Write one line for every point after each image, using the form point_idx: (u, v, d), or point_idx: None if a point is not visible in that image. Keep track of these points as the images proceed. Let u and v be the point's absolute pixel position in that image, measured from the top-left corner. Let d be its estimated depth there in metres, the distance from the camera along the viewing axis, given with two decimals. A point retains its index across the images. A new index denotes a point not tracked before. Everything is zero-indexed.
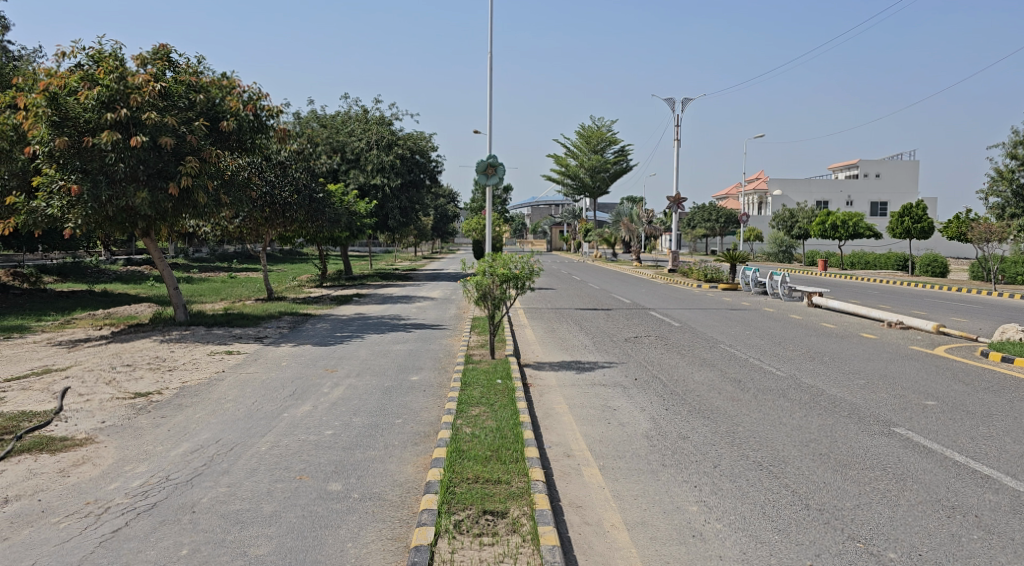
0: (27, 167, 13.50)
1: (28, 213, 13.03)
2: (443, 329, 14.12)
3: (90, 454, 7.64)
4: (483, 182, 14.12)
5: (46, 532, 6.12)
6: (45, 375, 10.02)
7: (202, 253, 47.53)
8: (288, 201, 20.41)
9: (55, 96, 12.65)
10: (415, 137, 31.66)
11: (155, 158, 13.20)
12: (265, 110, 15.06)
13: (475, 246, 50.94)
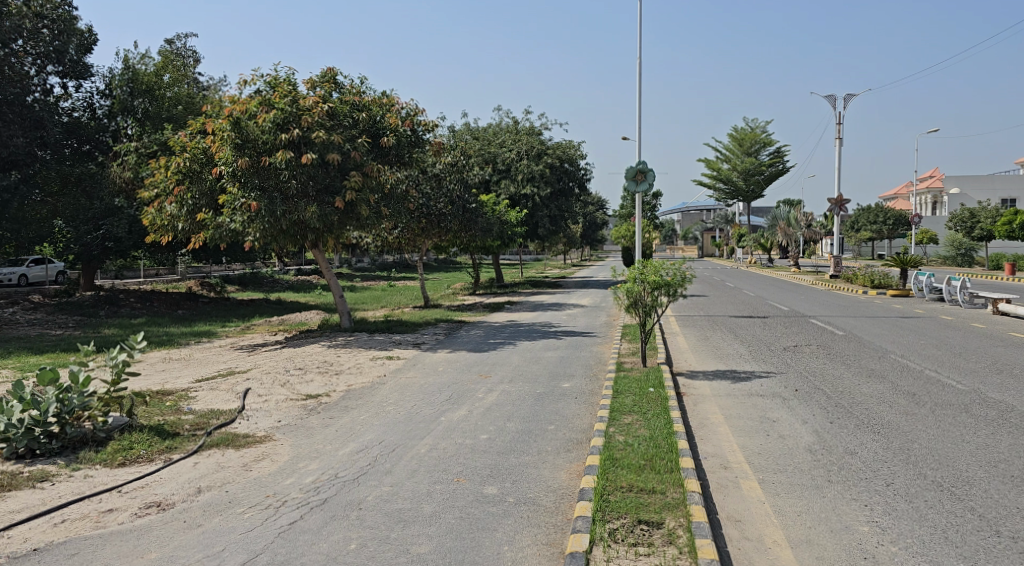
0: (214, 187, 14.55)
1: (215, 228, 14.18)
2: (594, 336, 14.14)
3: (268, 450, 8.24)
4: (632, 188, 14.01)
5: (234, 521, 6.65)
6: (230, 377, 10.93)
7: (363, 261, 50.57)
8: (443, 212, 21.23)
9: (237, 120, 13.76)
10: (564, 146, 31.99)
11: (323, 174, 14.12)
12: (421, 125, 15.78)
13: (623, 255, 50.67)
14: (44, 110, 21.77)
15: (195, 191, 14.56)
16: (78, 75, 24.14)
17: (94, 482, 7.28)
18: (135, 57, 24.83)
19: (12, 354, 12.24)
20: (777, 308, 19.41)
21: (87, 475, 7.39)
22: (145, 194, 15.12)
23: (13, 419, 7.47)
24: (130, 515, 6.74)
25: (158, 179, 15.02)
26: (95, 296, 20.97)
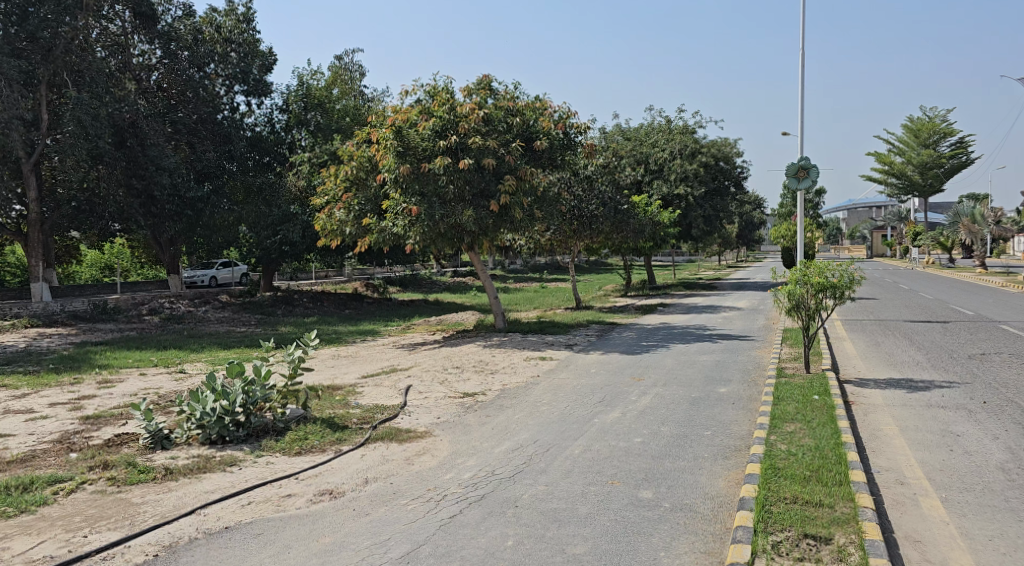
0: (378, 193, 15.48)
1: (379, 232, 14.93)
2: (752, 340, 13.64)
3: (429, 445, 8.58)
4: (794, 185, 13.42)
5: (398, 512, 6.97)
6: (393, 374, 11.48)
7: (517, 262, 51.79)
8: (595, 214, 21.22)
9: (399, 129, 14.49)
10: (719, 144, 31.11)
11: (478, 178, 14.51)
12: (573, 127, 15.84)
13: (783, 255, 48.87)
14: (231, 126, 24.58)
15: (362, 197, 15.57)
16: (260, 93, 26.10)
17: (276, 468, 7.87)
18: (308, 73, 26.67)
19: (205, 347, 13.52)
20: (959, 313, 17.86)
21: (269, 461, 8.00)
22: (317, 202, 16.23)
23: (207, 407, 8.21)
24: (306, 501, 7.23)
25: (329, 187, 16.10)
26: (274, 296, 22.90)
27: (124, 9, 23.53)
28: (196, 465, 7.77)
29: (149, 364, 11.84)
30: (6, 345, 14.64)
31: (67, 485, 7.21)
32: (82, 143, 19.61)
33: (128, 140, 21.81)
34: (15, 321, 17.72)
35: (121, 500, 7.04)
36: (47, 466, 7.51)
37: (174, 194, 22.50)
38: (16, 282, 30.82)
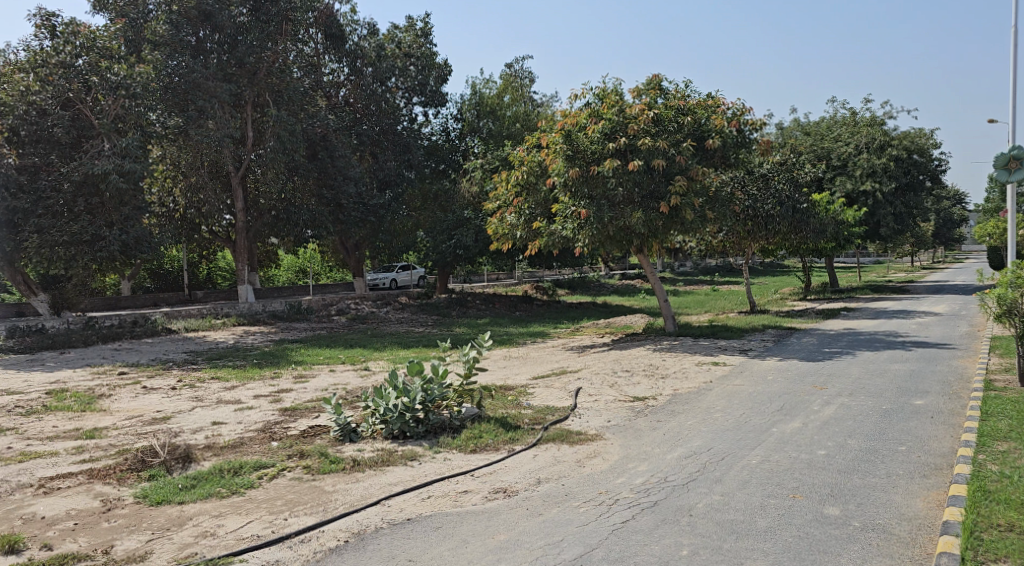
0: (548, 197, 15.61)
1: (549, 235, 15.13)
2: (952, 348, 12.47)
3: (599, 448, 8.56)
4: (1004, 178, 12.19)
5: (571, 514, 7.00)
6: (563, 376, 11.59)
7: (687, 265, 50.82)
8: (771, 213, 20.32)
9: (569, 133, 14.67)
10: (913, 135, 28.73)
11: (648, 180, 14.33)
12: (749, 124, 15.25)
13: (991, 256, 44.21)
14: (409, 136, 26.22)
15: (532, 201, 15.81)
16: (436, 104, 27.34)
17: (453, 464, 8.16)
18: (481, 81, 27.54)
19: (387, 346, 14.31)
20: None
21: (446, 457, 8.31)
22: (489, 207, 16.71)
23: (390, 403, 8.64)
24: (482, 498, 7.43)
25: (500, 193, 16.53)
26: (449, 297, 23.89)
27: (316, 31, 25.13)
28: (381, 458, 8.23)
29: (338, 361, 12.74)
30: (220, 342, 16.31)
31: (270, 470, 7.88)
32: (281, 155, 21.59)
33: (320, 152, 23.65)
34: (225, 319, 19.66)
35: (315, 487, 7.58)
36: (254, 452, 8.25)
37: (360, 200, 24.28)
38: (227, 285, 33.66)
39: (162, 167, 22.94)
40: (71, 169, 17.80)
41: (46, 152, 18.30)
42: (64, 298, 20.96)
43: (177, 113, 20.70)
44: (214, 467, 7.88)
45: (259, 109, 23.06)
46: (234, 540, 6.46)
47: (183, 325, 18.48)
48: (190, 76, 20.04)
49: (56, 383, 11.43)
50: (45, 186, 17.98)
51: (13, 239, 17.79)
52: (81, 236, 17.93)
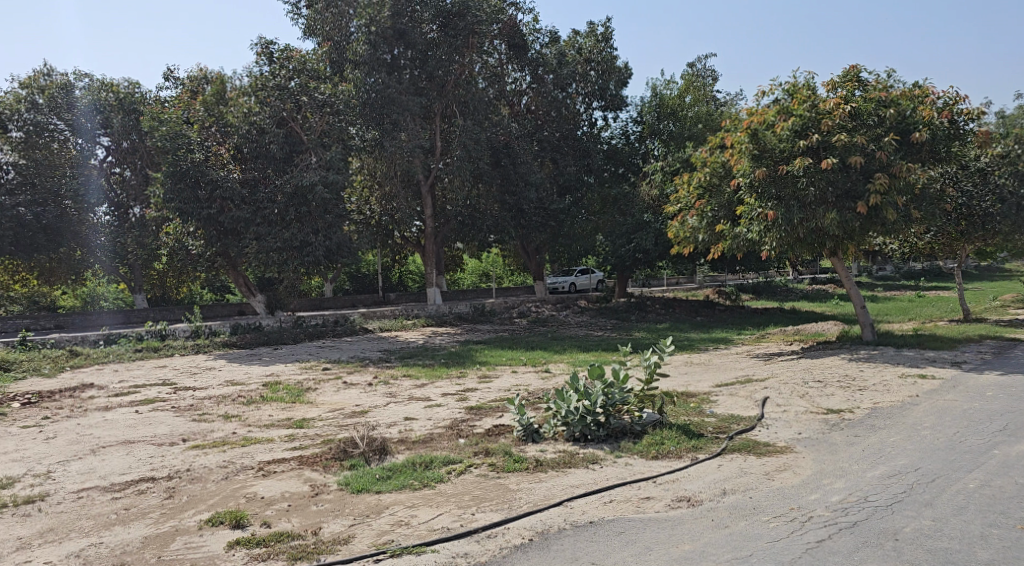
0: (732, 198, 14.99)
1: (733, 238, 14.65)
2: None
3: (790, 462, 8.13)
4: None
5: (760, 529, 6.70)
6: (748, 384, 11.14)
7: (887, 269, 47.10)
8: (990, 212, 18.35)
9: (755, 131, 14.08)
10: None
11: (844, 178, 13.43)
12: (963, 115, 13.88)
13: None
14: (590, 140, 26.68)
15: (715, 203, 15.19)
16: (616, 107, 27.15)
17: (634, 469, 8.08)
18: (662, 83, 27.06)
19: (567, 349, 14.50)
20: None
21: (628, 462, 8.24)
22: (671, 210, 16.39)
23: (571, 406, 8.72)
24: (665, 506, 7.29)
25: (682, 195, 16.20)
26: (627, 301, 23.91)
27: (501, 42, 25.31)
28: (562, 459, 8.31)
29: (520, 362, 13.06)
30: (411, 341, 17.31)
31: (458, 466, 8.20)
32: (466, 164, 22.29)
33: (503, 159, 24.64)
34: (415, 321, 20.81)
35: (500, 485, 7.80)
36: (443, 448, 8.63)
37: (539, 205, 25.49)
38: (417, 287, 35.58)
39: (361, 177, 24.51)
40: (284, 182, 19.67)
41: (262, 166, 20.29)
42: (277, 299, 23.08)
43: (374, 126, 21.60)
44: (407, 460, 8.33)
45: (447, 120, 24.08)
46: (426, 531, 6.79)
47: (378, 324, 19.84)
48: (386, 91, 21.09)
49: (271, 375, 12.67)
50: (263, 197, 19.74)
51: (238, 244, 19.98)
52: (292, 243, 19.48)
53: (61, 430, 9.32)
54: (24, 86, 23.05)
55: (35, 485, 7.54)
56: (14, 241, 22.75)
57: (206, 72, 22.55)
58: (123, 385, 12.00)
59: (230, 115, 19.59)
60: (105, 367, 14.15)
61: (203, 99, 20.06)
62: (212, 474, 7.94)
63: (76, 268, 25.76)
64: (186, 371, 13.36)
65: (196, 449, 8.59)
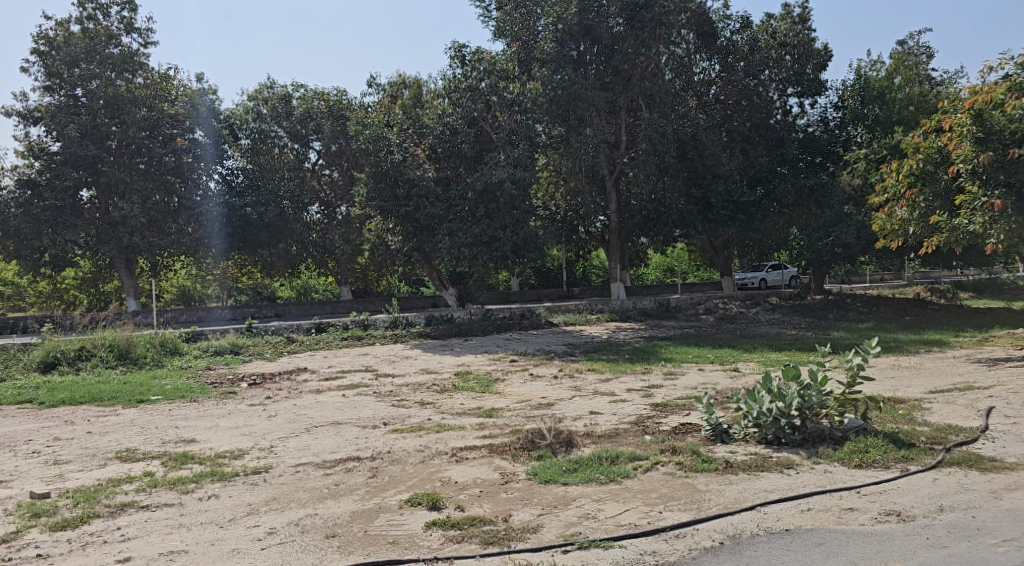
0: (950, 187, 13.65)
1: (950, 231, 13.28)
2: None
3: (1022, 481, 7.28)
4: None
5: (987, 553, 6.05)
6: (970, 392, 10.10)
7: None
8: None
9: (980, 111, 12.82)
10: None
11: None
12: None
13: None
14: (783, 129, 25.33)
15: (929, 192, 13.84)
16: (814, 92, 25.73)
17: (835, 478, 7.58)
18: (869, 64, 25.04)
19: (758, 348, 13.92)
20: None
21: (827, 469, 7.75)
22: (875, 201, 15.12)
23: (764, 407, 8.37)
24: (871, 519, 6.77)
25: (889, 185, 14.91)
26: (825, 299, 22.61)
27: (689, 32, 24.76)
28: (755, 463, 7.97)
29: (707, 360, 12.71)
30: (595, 336, 17.37)
31: (644, 462, 8.11)
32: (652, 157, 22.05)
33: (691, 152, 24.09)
34: (599, 316, 20.88)
35: (689, 484, 7.61)
36: (629, 444, 8.58)
37: (728, 199, 24.65)
38: (600, 281, 35.53)
39: (546, 174, 25.43)
40: (475, 180, 20.46)
41: (455, 165, 21.41)
42: (467, 292, 24.08)
43: (560, 124, 22.22)
44: (593, 454, 8.36)
45: (633, 113, 23.38)
46: (613, 525, 6.78)
47: (563, 319, 20.16)
48: (571, 88, 21.11)
49: (463, 365, 13.26)
50: (455, 195, 20.95)
51: (431, 240, 21.24)
52: (482, 238, 20.34)
53: (281, 409, 10.31)
54: (252, 98, 25.98)
55: (260, 458, 8.39)
56: (242, 237, 25.71)
57: (404, 78, 24.32)
58: (331, 370, 13.10)
59: (426, 117, 21.08)
60: (317, 353, 15.46)
61: (402, 104, 21.77)
62: (410, 457, 8.42)
63: (292, 261, 27.56)
64: (386, 359, 14.30)
65: (396, 433, 9.16)
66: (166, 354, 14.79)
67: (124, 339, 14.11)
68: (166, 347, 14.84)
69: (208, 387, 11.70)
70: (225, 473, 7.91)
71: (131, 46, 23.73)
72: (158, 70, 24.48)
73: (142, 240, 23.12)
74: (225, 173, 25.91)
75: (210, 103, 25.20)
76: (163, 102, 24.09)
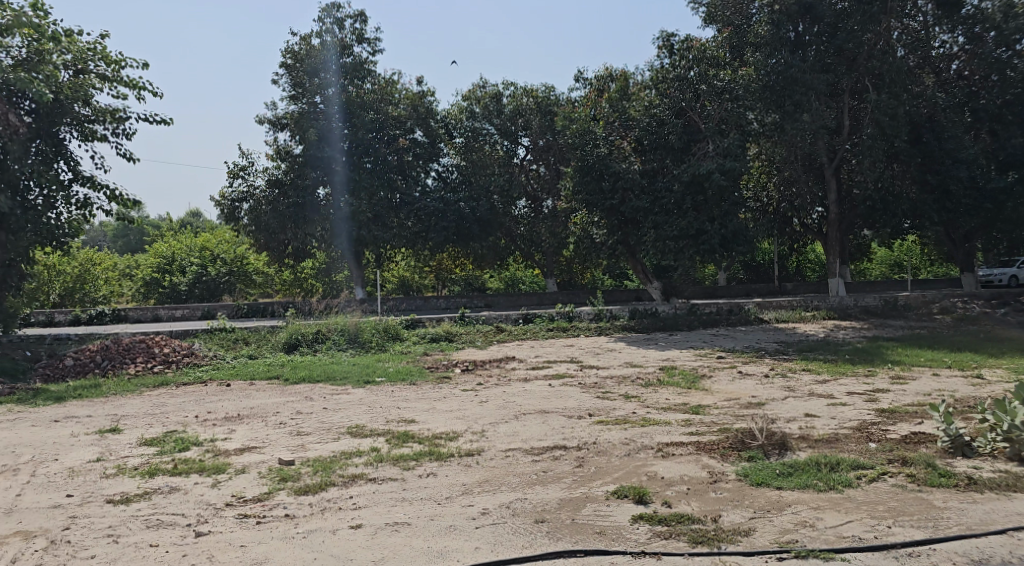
0: None
1: None
2: None
3: None
4: None
5: None
6: None
7: None
8: None
9: None
10: None
11: None
12: None
13: None
14: None
15: None
16: None
17: None
18: None
19: (1007, 353, 12.40)
20: None
21: None
22: None
23: (1017, 421, 7.53)
24: None
25: None
26: None
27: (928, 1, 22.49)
28: (1005, 481, 7.10)
29: (943, 365, 11.54)
30: (810, 334, 16.40)
31: (869, 472, 7.51)
32: (880, 143, 20.61)
33: (925, 134, 22.26)
34: (815, 314, 19.65)
35: (923, 499, 6.94)
36: (851, 451, 8.00)
37: (972, 185, 22.00)
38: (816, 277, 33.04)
39: (758, 164, 24.38)
40: (682, 171, 20.23)
41: (661, 157, 21.14)
42: (672, 286, 23.88)
43: (774, 109, 20.81)
44: (810, 459, 7.88)
45: (858, 95, 21.94)
46: (834, 536, 6.33)
47: (774, 315, 19.25)
48: (788, 72, 20.03)
49: (668, 360, 13.10)
50: (662, 187, 20.79)
51: (636, 233, 21.43)
52: (688, 231, 20.08)
53: (491, 395, 10.78)
54: (466, 98, 27.31)
55: (473, 441, 8.81)
56: (456, 230, 26.24)
57: (611, 70, 24.29)
58: (538, 360, 13.49)
59: (633, 109, 21.20)
60: (524, 343, 15.96)
61: (608, 96, 22.00)
62: (616, 449, 8.44)
63: (501, 254, 28.45)
64: (590, 351, 14.47)
65: (601, 425, 9.24)
66: (389, 339, 15.99)
67: (353, 325, 15.52)
68: (389, 333, 16.05)
69: (426, 372, 12.51)
70: (442, 454, 8.39)
71: (362, 55, 25.98)
72: (385, 75, 26.63)
73: (369, 234, 25.28)
74: (440, 170, 27.37)
75: (429, 104, 26.68)
76: (389, 105, 26.34)
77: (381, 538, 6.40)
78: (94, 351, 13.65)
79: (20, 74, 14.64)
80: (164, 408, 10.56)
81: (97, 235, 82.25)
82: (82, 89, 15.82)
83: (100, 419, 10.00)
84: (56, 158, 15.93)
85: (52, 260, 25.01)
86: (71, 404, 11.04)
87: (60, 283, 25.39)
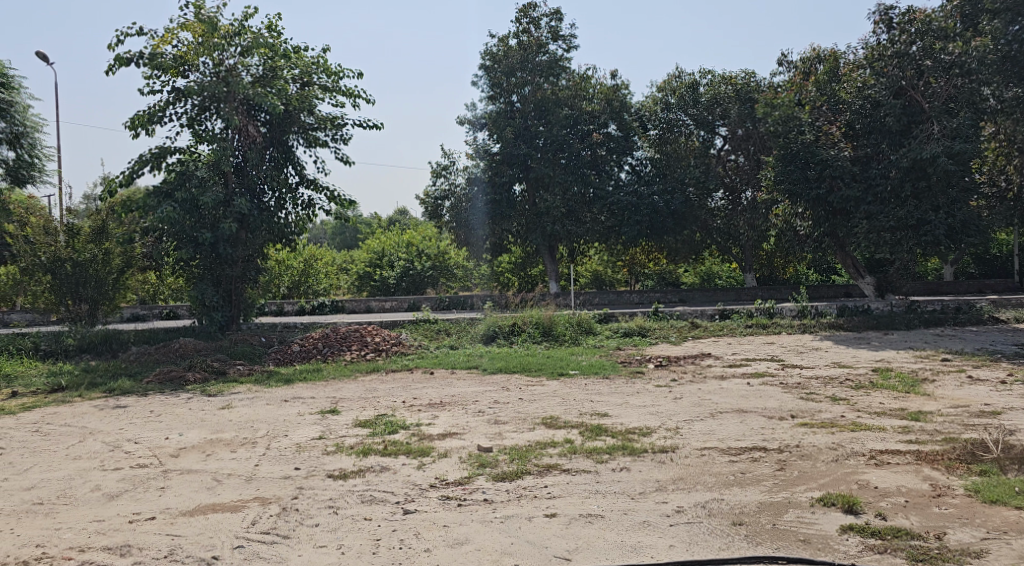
0: None
1: None
2: None
3: None
4: None
5: None
6: None
7: None
8: None
9: None
10: None
11: None
12: None
13: None
14: None
15: None
16: None
17: None
18: None
19: None
20: None
21: None
22: None
23: None
24: None
25: None
26: None
27: None
28: None
29: None
30: None
31: None
32: None
33: None
34: None
35: None
36: None
37: None
38: None
39: (995, 143, 21.70)
40: (901, 156, 18.55)
41: (877, 141, 19.57)
42: (887, 281, 21.96)
43: (1016, 83, 17.77)
44: None
45: None
46: None
47: (1014, 314, 17.09)
48: None
49: (882, 361, 12.08)
50: (876, 174, 19.19)
51: (846, 224, 20.04)
52: (906, 221, 18.61)
53: (686, 392, 10.54)
54: (661, 89, 26.78)
55: (667, 437, 8.65)
56: (650, 225, 25.98)
57: (819, 50, 22.78)
58: (735, 357, 12.98)
59: (843, 92, 19.98)
60: (720, 339, 15.45)
61: (815, 79, 20.87)
62: (822, 454, 7.90)
63: (696, 246, 27.71)
64: (792, 349, 13.69)
65: (806, 428, 8.70)
66: (582, 332, 16.15)
67: (548, 318, 15.81)
68: (582, 326, 16.20)
69: (619, 366, 12.48)
70: (635, 448, 8.33)
71: (557, 52, 26.37)
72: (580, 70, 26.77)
73: (563, 228, 25.64)
74: (634, 163, 27.12)
75: (623, 97, 26.56)
76: (584, 100, 26.42)
77: (576, 529, 6.46)
78: (316, 339, 15.03)
79: (258, 89, 16.49)
80: (376, 392, 11.42)
81: (317, 233, 90.97)
82: (307, 100, 17.43)
83: (322, 400, 11.01)
84: (286, 164, 17.71)
85: (281, 255, 27.81)
86: (298, 385, 12.26)
87: (288, 277, 28.16)
